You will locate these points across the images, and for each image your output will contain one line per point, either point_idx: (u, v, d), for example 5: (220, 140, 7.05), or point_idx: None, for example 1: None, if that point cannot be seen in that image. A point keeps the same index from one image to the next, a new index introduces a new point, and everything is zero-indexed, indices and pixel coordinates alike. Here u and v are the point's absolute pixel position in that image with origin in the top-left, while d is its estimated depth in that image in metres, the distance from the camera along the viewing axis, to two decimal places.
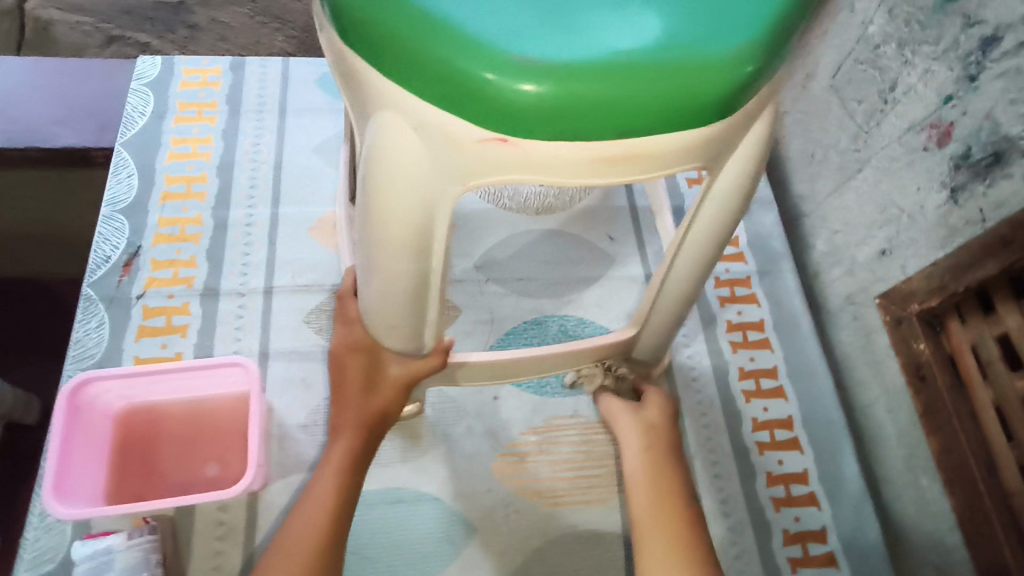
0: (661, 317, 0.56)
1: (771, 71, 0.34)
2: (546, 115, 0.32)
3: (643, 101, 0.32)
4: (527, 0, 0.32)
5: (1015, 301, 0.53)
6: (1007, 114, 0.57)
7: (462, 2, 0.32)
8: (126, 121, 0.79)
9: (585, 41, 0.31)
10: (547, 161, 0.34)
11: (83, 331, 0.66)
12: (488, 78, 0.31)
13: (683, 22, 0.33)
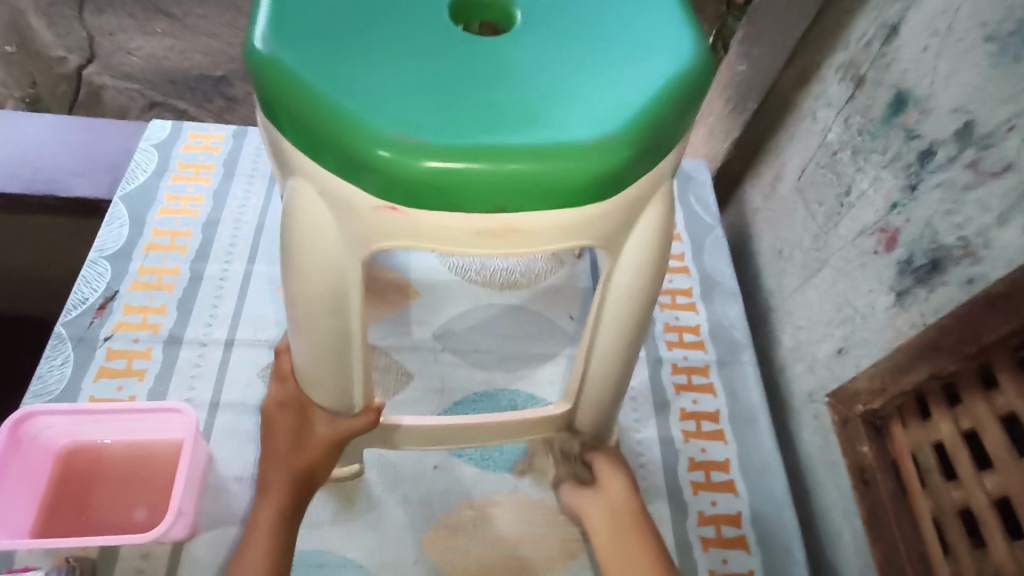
0: (593, 396, 0.57)
1: (643, 161, 0.39)
2: (434, 188, 0.36)
3: (520, 179, 0.36)
4: (423, 91, 0.37)
5: (947, 407, 0.53)
6: (943, 224, 0.58)
7: (365, 89, 0.37)
8: (128, 177, 0.85)
9: (468, 128, 0.36)
10: (437, 229, 0.39)
11: (47, 367, 0.68)
12: (381, 154, 0.35)
13: (560, 119, 0.37)
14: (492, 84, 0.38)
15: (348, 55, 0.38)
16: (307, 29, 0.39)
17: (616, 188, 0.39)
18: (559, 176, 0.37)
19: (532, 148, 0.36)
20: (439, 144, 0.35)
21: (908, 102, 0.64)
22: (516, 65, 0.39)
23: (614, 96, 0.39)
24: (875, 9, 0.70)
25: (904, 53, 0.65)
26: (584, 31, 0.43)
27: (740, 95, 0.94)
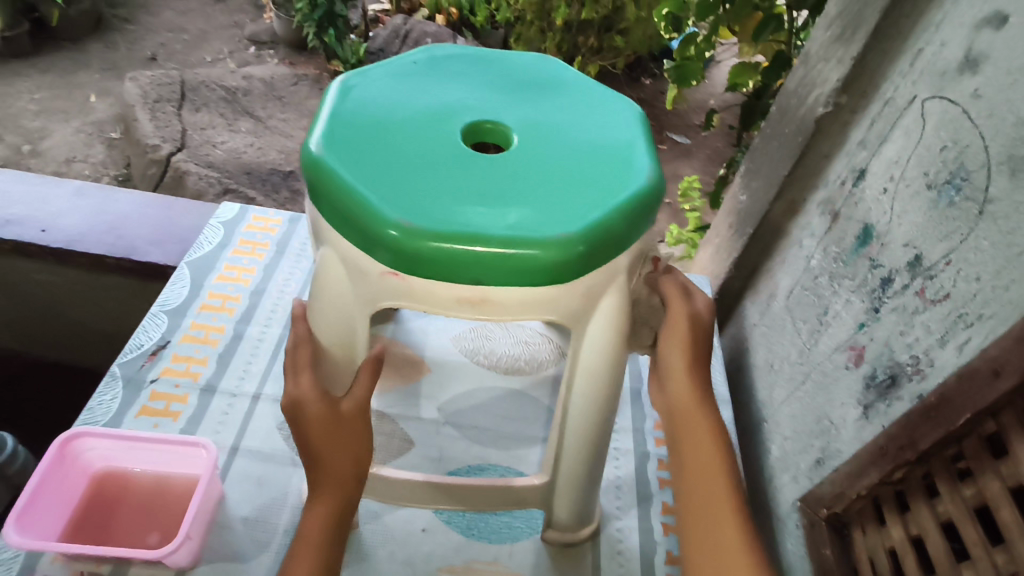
0: (567, 470, 0.66)
1: (580, 257, 0.54)
2: (424, 260, 0.52)
3: (492, 261, 0.52)
4: (426, 195, 0.54)
5: (898, 513, 0.55)
6: (898, 344, 0.64)
7: (386, 190, 0.54)
8: (196, 246, 0.98)
9: (459, 222, 0.52)
10: (428, 294, 0.55)
11: (97, 400, 0.78)
12: (390, 232, 0.52)
13: (523, 221, 0.53)
14: (480, 195, 0.55)
15: (384, 169, 0.56)
16: (353, 148, 0.58)
17: (567, 275, 0.54)
18: (521, 260, 0.52)
19: (503, 240, 0.52)
20: (435, 232, 0.52)
21: (871, 235, 0.72)
22: (501, 184, 0.56)
23: (571, 210, 0.55)
24: (847, 156, 0.81)
25: (868, 194, 0.74)
26: (557, 162, 0.60)
27: (740, 221, 1.04)
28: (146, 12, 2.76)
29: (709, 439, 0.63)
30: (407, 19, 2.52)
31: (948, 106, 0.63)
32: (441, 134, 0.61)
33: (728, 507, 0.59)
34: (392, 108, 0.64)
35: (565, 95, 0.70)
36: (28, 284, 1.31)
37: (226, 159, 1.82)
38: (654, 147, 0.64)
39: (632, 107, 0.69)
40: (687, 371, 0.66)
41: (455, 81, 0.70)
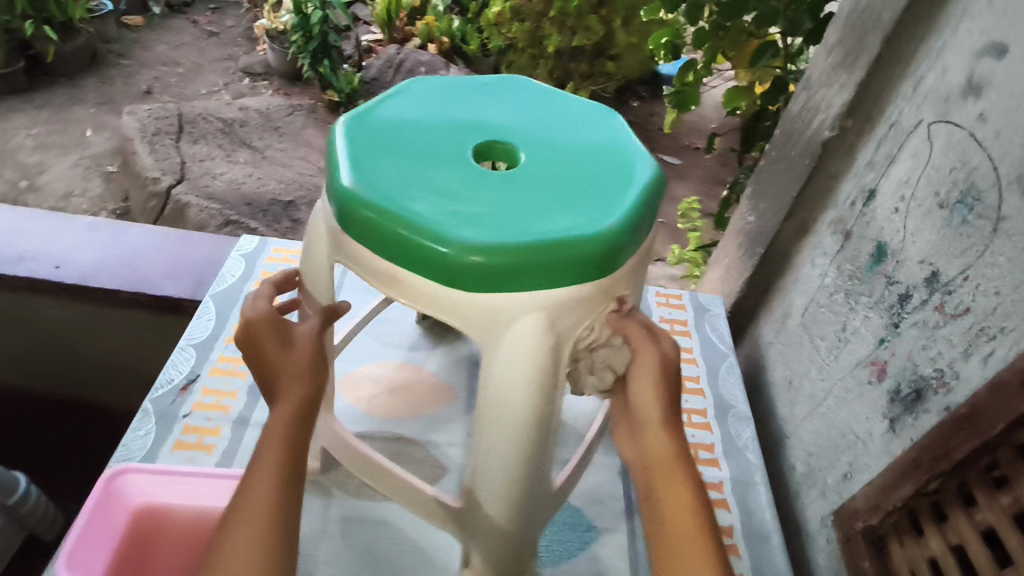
0: (480, 502, 0.63)
1: (494, 270, 0.55)
2: (368, 231, 0.57)
3: (410, 247, 0.56)
4: (395, 180, 0.59)
5: (935, 523, 0.57)
6: (921, 358, 0.66)
7: (366, 165, 0.60)
8: (219, 279, 0.99)
9: (399, 205, 0.57)
10: (370, 264, 0.59)
11: (132, 436, 0.78)
12: (349, 198, 0.58)
13: (461, 224, 0.56)
14: (437, 188, 0.59)
15: (379, 147, 0.62)
16: (365, 129, 0.63)
17: (472, 285, 0.56)
18: (433, 255, 0.55)
19: (426, 230, 0.55)
20: (377, 204, 0.57)
21: (886, 253, 0.75)
22: (462, 183, 0.59)
23: (507, 228, 0.56)
24: (855, 177, 0.84)
25: (879, 214, 0.78)
26: (529, 183, 0.61)
27: (750, 241, 1.07)
28: (140, 46, 2.78)
29: (681, 479, 0.54)
30: (401, 49, 2.59)
31: (954, 129, 0.67)
32: (452, 134, 0.65)
33: (699, 539, 0.50)
34: (431, 101, 0.70)
35: (601, 130, 0.70)
36: (39, 320, 1.30)
37: (226, 190, 1.82)
38: (638, 210, 0.61)
39: (653, 169, 0.65)
40: (661, 426, 0.57)
41: (509, 91, 0.74)
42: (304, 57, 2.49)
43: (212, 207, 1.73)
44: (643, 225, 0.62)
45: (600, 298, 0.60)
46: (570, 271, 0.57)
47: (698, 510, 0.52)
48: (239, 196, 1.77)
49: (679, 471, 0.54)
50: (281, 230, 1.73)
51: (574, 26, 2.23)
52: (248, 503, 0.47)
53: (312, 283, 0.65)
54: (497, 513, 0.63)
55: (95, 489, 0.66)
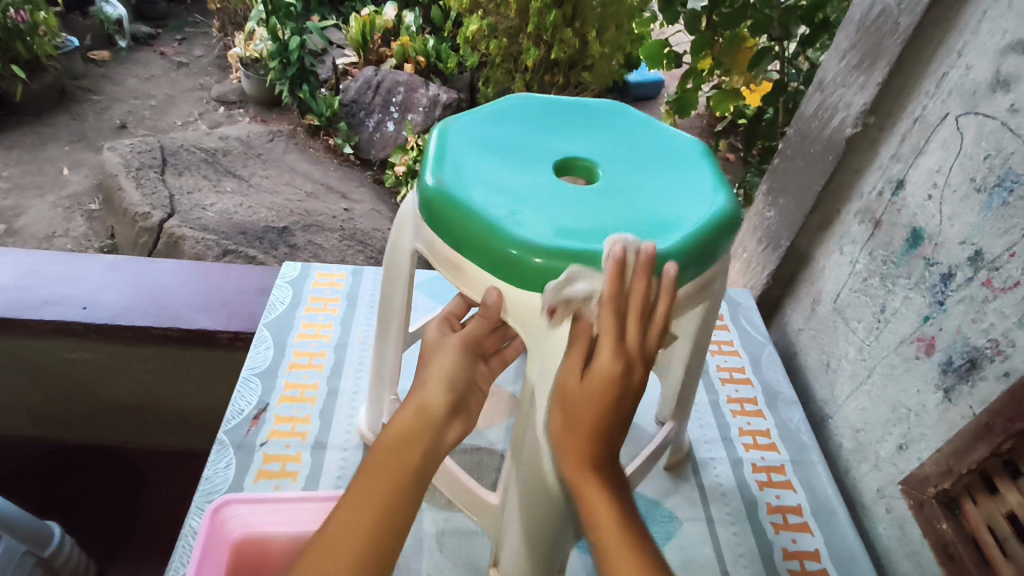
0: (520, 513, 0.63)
1: (554, 272, 0.50)
2: (435, 218, 0.55)
3: (471, 239, 0.52)
4: (472, 169, 0.56)
5: (1011, 480, 0.62)
6: (972, 330, 0.73)
7: (450, 152, 0.58)
8: (270, 307, 1.00)
9: (471, 197, 0.53)
10: (437, 251, 0.56)
11: (213, 469, 0.78)
12: (426, 181, 0.55)
13: (529, 219, 0.52)
14: (507, 187, 0.55)
15: (466, 141, 0.59)
16: (457, 122, 0.62)
17: (522, 284, 0.52)
18: (490, 249, 0.51)
19: (488, 224, 0.52)
20: (450, 194, 0.54)
21: (922, 237, 0.81)
22: (532, 186, 0.55)
23: (571, 231, 0.52)
24: (880, 169, 0.90)
25: (910, 201, 0.84)
26: (598, 193, 0.56)
27: (772, 236, 1.11)
28: (109, 80, 2.68)
29: (601, 483, 0.53)
30: (378, 70, 2.53)
31: (984, 120, 0.73)
32: (534, 137, 0.61)
33: (630, 545, 0.49)
34: (524, 104, 0.66)
35: (688, 149, 0.63)
36: (61, 365, 1.26)
37: (219, 221, 1.79)
38: (704, 238, 0.54)
39: (729, 202, 0.58)
40: (596, 434, 0.52)
41: (607, 102, 0.69)
42: (283, 83, 2.50)
43: (207, 238, 1.71)
44: (707, 254, 0.55)
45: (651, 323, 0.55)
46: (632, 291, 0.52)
47: (626, 515, 0.52)
48: (232, 225, 1.76)
49: (601, 474, 0.53)
50: (278, 255, 1.74)
51: (550, 39, 2.21)
52: (342, 522, 0.49)
53: (393, 261, 0.64)
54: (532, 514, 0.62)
55: (203, 523, 0.67)
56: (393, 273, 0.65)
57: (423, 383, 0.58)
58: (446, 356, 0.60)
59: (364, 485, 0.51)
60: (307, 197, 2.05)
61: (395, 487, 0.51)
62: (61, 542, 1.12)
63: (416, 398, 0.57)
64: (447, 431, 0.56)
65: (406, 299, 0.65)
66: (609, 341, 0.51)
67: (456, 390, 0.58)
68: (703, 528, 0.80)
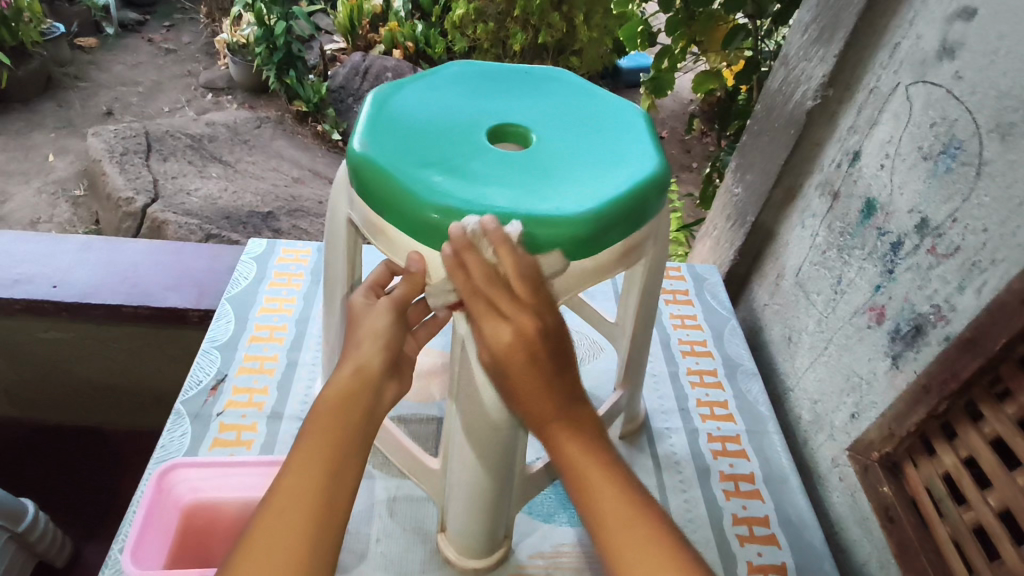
0: (460, 471, 0.63)
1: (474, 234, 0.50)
2: (361, 184, 0.54)
3: (393, 202, 0.52)
4: (400, 134, 0.56)
5: (947, 442, 0.63)
6: (918, 297, 0.73)
7: (379, 119, 0.58)
8: (233, 282, 1.00)
9: (395, 161, 0.53)
10: (367, 218, 0.56)
11: (169, 438, 0.79)
12: (353, 147, 0.55)
13: (451, 181, 0.52)
14: (434, 151, 0.55)
15: (399, 107, 0.59)
16: (392, 91, 0.62)
17: (444, 248, 0.51)
18: (411, 212, 0.51)
19: (409, 187, 0.51)
20: (375, 158, 0.53)
21: (875, 207, 0.81)
22: (460, 150, 0.55)
23: (493, 193, 0.51)
24: (839, 141, 0.90)
25: (865, 171, 0.84)
26: (525, 156, 0.55)
27: (739, 213, 1.11)
28: (97, 67, 2.66)
29: (571, 430, 0.49)
30: (366, 55, 2.54)
31: (931, 89, 0.73)
32: (469, 104, 0.61)
33: (613, 484, 0.47)
34: (465, 72, 0.66)
35: (625, 115, 0.62)
36: (35, 344, 1.26)
37: (202, 205, 1.78)
38: (629, 199, 0.53)
39: (660, 164, 0.57)
40: (549, 391, 0.49)
41: (550, 70, 0.69)
42: (270, 68, 2.47)
43: (191, 222, 1.69)
44: (633, 218, 0.54)
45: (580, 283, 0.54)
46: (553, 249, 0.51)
47: (603, 454, 0.49)
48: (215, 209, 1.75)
49: (569, 420, 0.50)
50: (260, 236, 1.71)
51: (537, 23, 2.20)
52: (291, 485, 0.44)
53: (332, 229, 0.63)
54: (477, 467, 0.61)
55: (149, 487, 0.67)
56: (332, 237, 0.64)
57: (357, 343, 0.53)
58: (378, 318, 0.55)
59: (308, 444, 0.47)
60: (294, 182, 2.05)
61: (341, 444, 0.47)
62: (38, 517, 1.11)
63: (352, 358, 0.52)
64: (388, 388, 0.53)
65: (347, 267, 0.66)
66: (490, 318, 0.48)
67: (392, 348, 0.54)
68: (656, 495, 0.80)
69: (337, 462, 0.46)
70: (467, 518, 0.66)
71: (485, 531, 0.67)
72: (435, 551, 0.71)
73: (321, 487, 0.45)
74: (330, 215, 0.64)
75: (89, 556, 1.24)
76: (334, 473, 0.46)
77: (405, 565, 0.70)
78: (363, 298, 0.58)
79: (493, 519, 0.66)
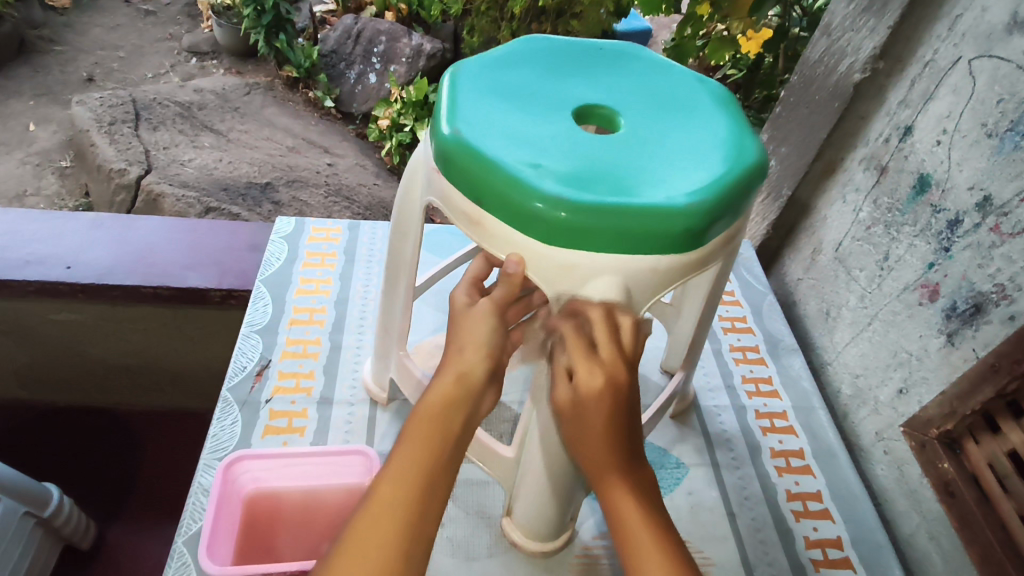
0: (538, 469, 0.63)
1: (578, 226, 0.48)
2: (450, 168, 0.52)
3: (490, 190, 0.50)
4: (488, 115, 0.54)
5: (1014, 420, 0.65)
6: (978, 276, 0.74)
7: (463, 99, 0.55)
8: (265, 263, 0.97)
9: (489, 146, 0.51)
10: (453, 202, 0.54)
11: (219, 426, 0.77)
12: (439, 130, 0.53)
13: (549, 167, 0.50)
14: (528, 136, 0.52)
15: (480, 87, 0.57)
16: (467, 69, 0.59)
17: (544, 239, 0.49)
18: (512, 201, 0.49)
19: (509, 176, 0.49)
20: (467, 142, 0.51)
21: (929, 183, 0.81)
22: (553, 134, 0.53)
23: (596, 181, 0.49)
24: (887, 115, 0.89)
25: (918, 147, 0.83)
26: (622, 142, 0.53)
27: (772, 185, 1.09)
28: (70, 30, 2.52)
29: (630, 490, 0.48)
30: (357, 18, 2.45)
31: (998, 63, 0.72)
32: (547, 82, 0.59)
33: (657, 545, 0.45)
34: (536, 48, 0.64)
35: (710, 97, 0.61)
36: (47, 326, 1.22)
37: (199, 177, 1.72)
38: (733, 187, 0.52)
39: (755, 149, 0.56)
40: (610, 442, 0.49)
41: (618, 45, 0.67)
42: (257, 32, 2.32)
43: (189, 195, 1.64)
44: (733, 208, 0.53)
45: (681, 277, 0.53)
46: (663, 241, 0.49)
47: (654, 510, 0.48)
48: (213, 181, 1.69)
49: (629, 475, 0.49)
50: (260, 213, 1.66)
51: None
52: (385, 497, 0.44)
53: (406, 213, 0.61)
54: (560, 457, 0.61)
55: (215, 479, 0.66)
56: (408, 226, 0.62)
57: (460, 349, 0.53)
58: (479, 318, 0.55)
59: (404, 455, 0.47)
60: (290, 151, 1.98)
61: (435, 458, 0.47)
62: (62, 501, 1.09)
63: (454, 364, 0.52)
64: (485, 398, 0.52)
65: (415, 253, 0.64)
66: (581, 361, 0.50)
67: (495, 355, 0.54)
68: (711, 473, 0.81)
69: (431, 471, 0.46)
70: (540, 513, 0.67)
71: (553, 526, 0.68)
72: (501, 534, 0.72)
73: (413, 501, 0.44)
74: (406, 200, 0.61)
75: (111, 538, 1.22)
76: (425, 493, 0.45)
77: (472, 549, 0.70)
78: (464, 297, 0.58)
79: (560, 517, 0.67)
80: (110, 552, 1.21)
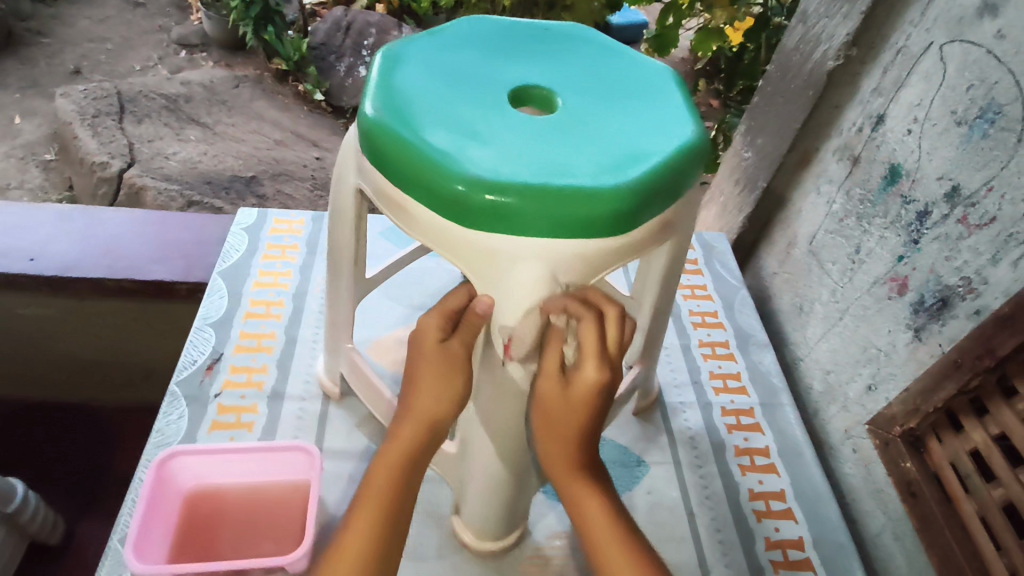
0: (481, 466, 0.61)
1: (504, 212, 0.46)
2: (375, 151, 0.50)
3: (413, 173, 0.47)
4: (415, 95, 0.51)
5: (977, 418, 0.62)
6: (945, 269, 0.71)
7: (392, 79, 0.53)
8: (224, 255, 0.95)
9: (415, 128, 0.48)
10: (380, 187, 0.51)
11: (165, 421, 0.75)
12: (364, 110, 0.50)
13: (475, 149, 0.47)
14: (457, 118, 0.50)
15: (411, 68, 0.54)
16: (400, 49, 0.56)
17: (470, 225, 0.47)
18: (435, 186, 0.47)
19: (432, 158, 0.47)
20: (390, 123, 0.49)
21: (899, 174, 0.78)
22: (484, 114, 0.50)
23: (523, 163, 0.47)
24: (860, 104, 0.86)
25: (889, 136, 0.80)
26: (556, 122, 0.51)
27: (749, 177, 1.06)
28: (60, 22, 2.49)
29: (591, 484, 0.52)
30: (347, 10, 2.42)
31: (968, 48, 0.70)
32: (485, 62, 0.57)
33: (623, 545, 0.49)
34: (478, 27, 0.61)
35: (657, 78, 0.58)
36: (14, 319, 1.20)
37: (182, 169, 1.70)
38: (670, 169, 0.49)
39: (698, 132, 0.53)
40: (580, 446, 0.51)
41: (567, 27, 0.65)
42: (246, 24, 2.31)
43: (171, 189, 1.61)
44: (671, 191, 0.50)
45: (617, 261, 0.51)
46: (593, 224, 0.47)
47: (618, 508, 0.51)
48: (195, 174, 1.66)
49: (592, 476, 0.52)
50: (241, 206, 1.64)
51: None
52: (349, 549, 0.46)
53: (342, 198, 0.59)
54: (500, 453, 0.59)
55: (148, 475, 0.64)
56: (344, 214, 0.60)
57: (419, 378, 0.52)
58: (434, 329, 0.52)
59: (368, 504, 0.48)
60: (276, 144, 1.95)
61: (397, 505, 0.49)
62: (28, 496, 1.06)
63: (416, 400, 0.52)
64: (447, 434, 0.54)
65: (354, 240, 0.61)
66: (591, 359, 0.49)
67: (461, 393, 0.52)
68: (672, 471, 0.79)
69: (395, 518, 0.48)
70: (486, 512, 0.65)
71: (500, 526, 0.66)
72: (451, 534, 0.70)
73: (374, 552, 0.47)
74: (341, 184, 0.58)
75: (79, 535, 1.20)
76: (387, 542, 0.47)
77: (419, 549, 0.68)
78: None
79: (506, 516, 0.65)
80: (79, 549, 1.19)
